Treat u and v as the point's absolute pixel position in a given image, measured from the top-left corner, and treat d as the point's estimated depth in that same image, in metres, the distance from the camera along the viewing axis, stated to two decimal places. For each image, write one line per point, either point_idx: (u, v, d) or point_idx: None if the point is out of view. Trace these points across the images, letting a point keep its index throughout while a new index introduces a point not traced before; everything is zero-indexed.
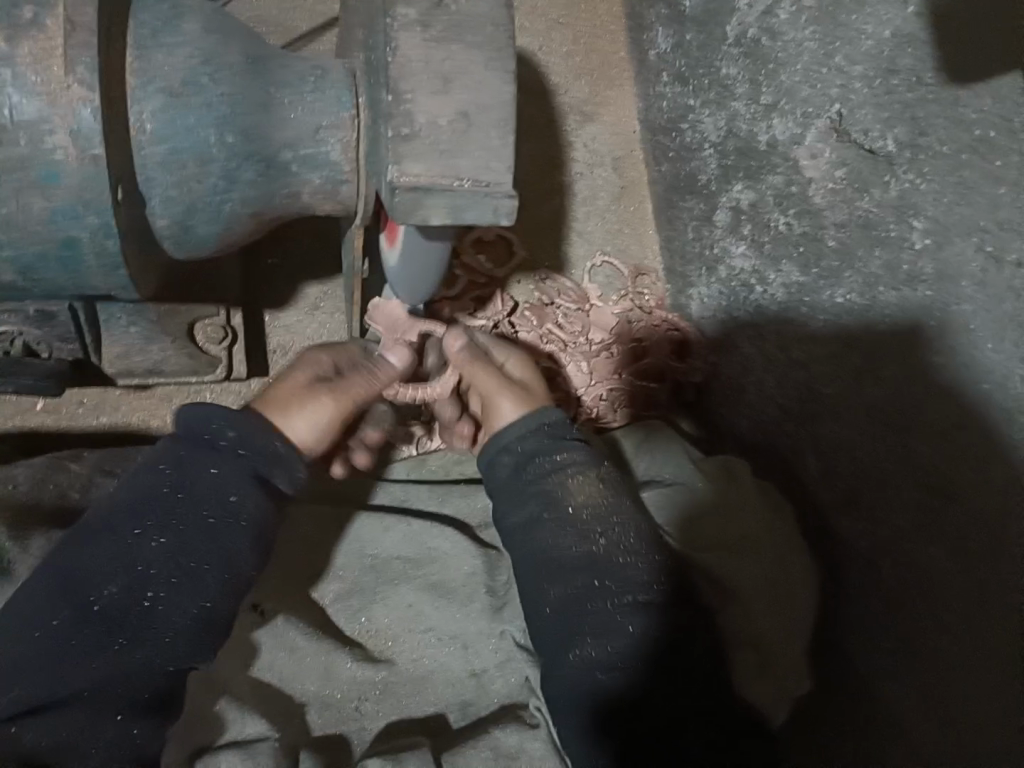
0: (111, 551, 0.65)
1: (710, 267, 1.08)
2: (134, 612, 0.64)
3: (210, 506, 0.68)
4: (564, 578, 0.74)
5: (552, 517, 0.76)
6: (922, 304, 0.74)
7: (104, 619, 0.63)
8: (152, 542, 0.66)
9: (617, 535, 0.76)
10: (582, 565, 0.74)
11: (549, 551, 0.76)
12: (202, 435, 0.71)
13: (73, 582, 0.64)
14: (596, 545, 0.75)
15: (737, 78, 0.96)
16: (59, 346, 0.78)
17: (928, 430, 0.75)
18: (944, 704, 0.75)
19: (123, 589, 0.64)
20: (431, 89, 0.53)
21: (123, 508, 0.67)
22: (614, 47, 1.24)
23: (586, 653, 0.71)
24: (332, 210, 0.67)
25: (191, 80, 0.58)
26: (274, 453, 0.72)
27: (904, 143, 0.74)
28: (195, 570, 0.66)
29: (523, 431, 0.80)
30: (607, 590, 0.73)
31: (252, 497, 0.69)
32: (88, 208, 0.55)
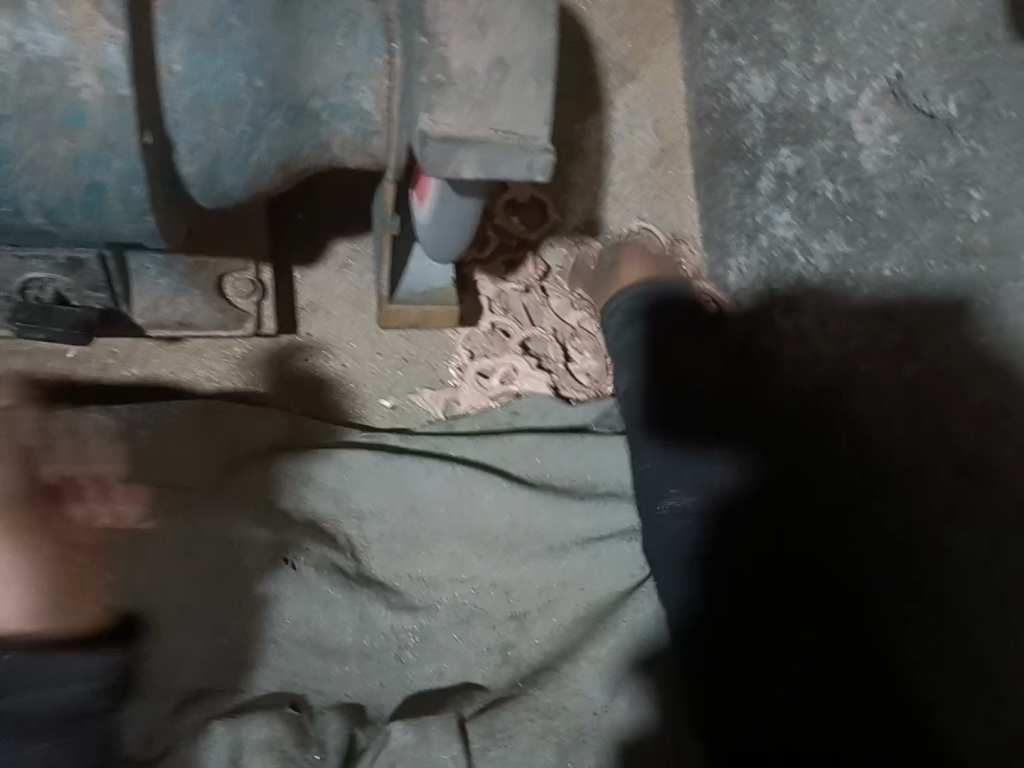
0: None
1: (751, 235, 1.04)
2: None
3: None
4: (655, 465, 0.88)
5: (683, 438, 0.89)
6: (975, 280, 0.70)
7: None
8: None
9: (734, 460, 0.87)
10: (692, 458, 0.87)
11: (685, 431, 0.89)
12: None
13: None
14: (717, 454, 0.87)
15: (789, 36, 0.92)
16: (88, 296, 0.77)
17: (969, 406, 0.71)
18: (957, 694, 0.72)
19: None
20: (467, 33, 0.51)
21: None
22: (661, 2, 1.19)
23: (675, 502, 0.84)
24: (364, 162, 0.65)
25: (220, 20, 0.56)
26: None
27: (967, 107, 0.70)
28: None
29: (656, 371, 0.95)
30: (704, 484, 0.85)
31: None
32: (115, 151, 0.54)
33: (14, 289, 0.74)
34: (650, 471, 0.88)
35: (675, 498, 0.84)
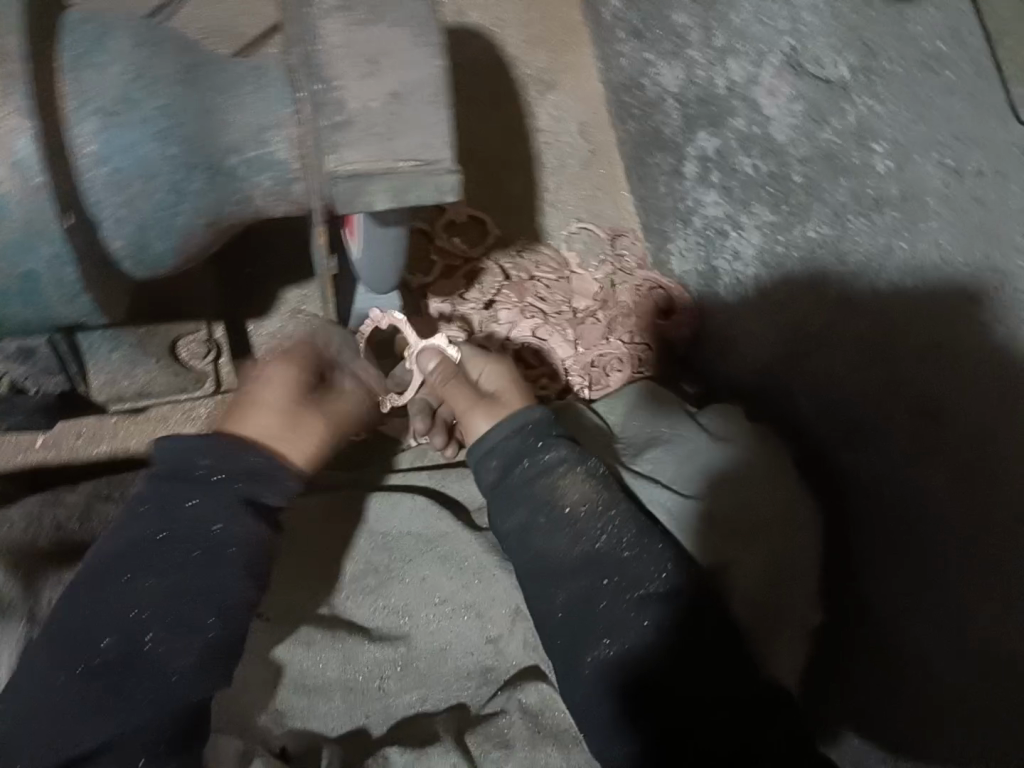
0: (105, 601, 0.65)
1: (685, 220, 1.07)
2: (135, 658, 0.64)
3: (189, 541, 0.68)
4: (568, 582, 0.74)
5: (547, 514, 0.76)
6: (891, 228, 0.73)
7: (107, 670, 0.63)
8: (144, 587, 0.66)
9: (616, 530, 0.76)
10: (582, 564, 0.74)
11: (548, 555, 0.76)
12: (184, 470, 0.71)
13: (72, 633, 0.64)
14: (596, 540, 0.75)
15: (689, 25, 0.95)
16: (45, 382, 0.77)
17: (911, 355, 0.73)
18: (950, 635, 0.72)
19: (122, 635, 0.64)
20: (361, 71, 0.53)
21: (116, 555, 0.68)
22: (568, 12, 1.23)
23: (603, 654, 0.71)
24: (287, 208, 0.66)
25: (126, 96, 0.58)
26: (247, 474, 0.73)
27: (857, 67, 0.73)
28: (191, 603, 0.67)
29: (512, 429, 0.81)
30: (613, 585, 0.73)
31: (235, 521, 0.70)
32: (42, 238, 0.56)
33: None
34: (566, 622, 0.74)
35: (602, 650, 0.71)
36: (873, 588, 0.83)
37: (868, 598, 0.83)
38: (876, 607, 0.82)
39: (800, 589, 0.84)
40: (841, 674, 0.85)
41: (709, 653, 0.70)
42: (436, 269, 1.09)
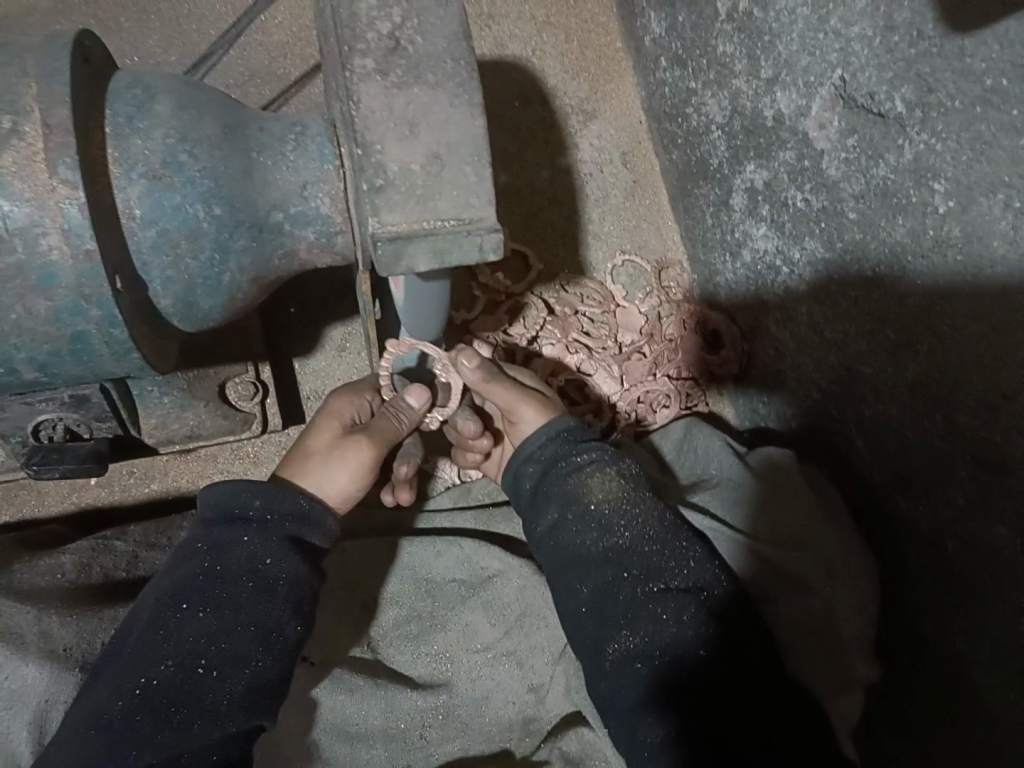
0: (161, 632, 0.66)
1: (734, 252, 1.04)
2: (190, 688, 0.64)
3: (242, 576, 0.69)
4: (595, 573, 0.74)
5: (575, 511, 0.78)
6: (955, 269, 0.69)
7: (162, 700, 0.63)
8: (200, 618, 0.67)
9: (639, 525, 0.76)
10: (605, 559, 0.75)
11: (574, 547, 0.77)
12: (233, 509, 0.71)
13: (129, 663, 0.64)
14: (619, 537, 0.75)
15: (735, 55, 0.93)
16: (98, 426, 0.78)
17: (968, 401, 0.70)
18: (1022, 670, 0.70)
19: (178, 665, 0.65)
20: (399, 135, 0.53)
21: (169, 589, 0.68)
22: (609, 40, 1.22)
23: (624, 645, 0.71)
24: (332, 261, 0.66)
25: (171, 160, 0.59)
26: (295, 514, 0.73)
27: (913, 102, 0.70)
28: (243, 635, 0.67)
29: (546, 435, 0.83)
30: (634, 578, 0.73)
31: (287, 559, 0.71)
32: (91, 302, 0.57)
33: (29, 432, 0.76)
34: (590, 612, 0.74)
35: (623, 641, 0.71)
36: (930, 632, 0.79)
37: (925, 644, 0.80)
38: (934, 653, 0.79)
39: (848, 636, 0.80)
40: (897, 708, 0.84)
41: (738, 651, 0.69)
42: (479, 304, 1.08)
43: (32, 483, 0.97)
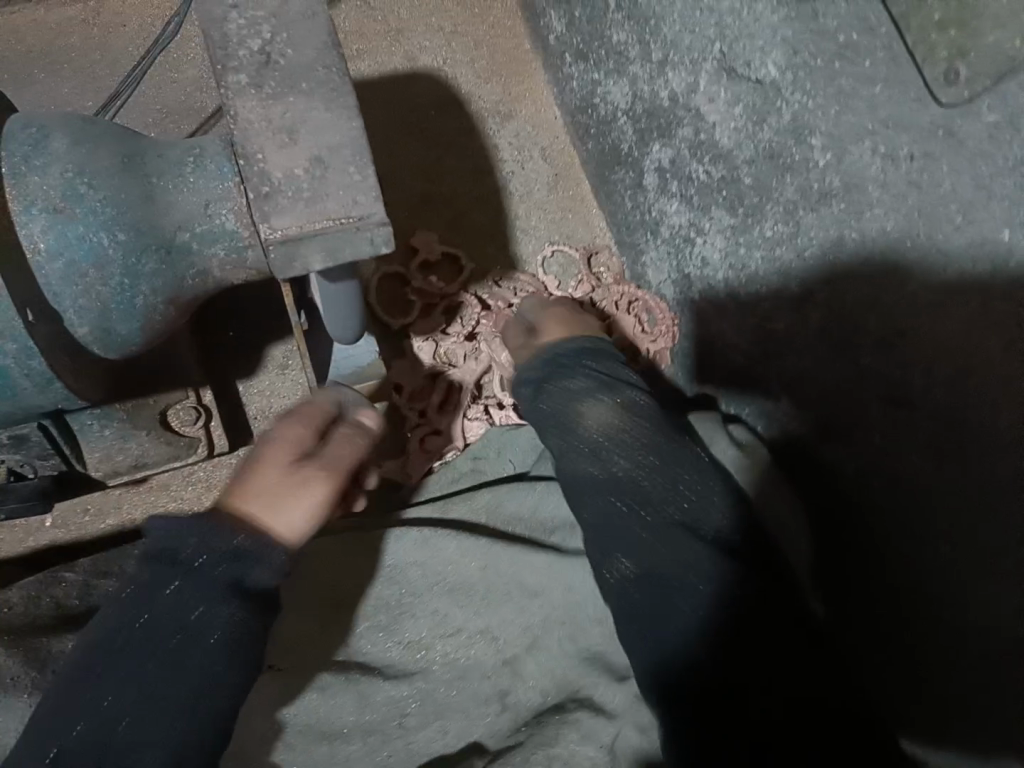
0: (72, 695, 0.61)
1: (653, 230, 1.07)
2: (110, 751, 0.59)
3: (176, 627, 0.64)
4: (594, 502, 0.85)
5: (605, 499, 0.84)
6: (840, 217, 0.73)
7: (77, 762, 0.58)
8: (118, 676, 0.61)
9: (627, 460, 0.85)
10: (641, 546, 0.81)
11: (580, 478, 0.87)
12: (170, 553, 0.67)
13: (46, 724, 0.60)
14: (614, 468, 0.85)
15: (627, 43, 0.97)
16: (40, 464, 0.80)
17: (871, 341, 0.73)
18: (953, 610, 0.71)
19: (93, 726, 0.59)
20: (280, 143, 0.55)
21: (89, 644, 0.63)
22: (517, 43, 1.25)
23: (624, 570, 0.81)
24: (245, 275, 0.68)
25: (70, 193, 0.61)
26: (230, 555, 0.68)
27: (783, 65, 0.73)
28: (165, 693, 0.62)
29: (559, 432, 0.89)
30: (631, 510, 0.83)
31: (221, 603, 0.65)
32: (4, 337, 0.59)
33: None
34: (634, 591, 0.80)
35: (621, 565, 0.82)
36: (864, 571, 0.81)
37: (864, 589, 0.82)
38: (873, 596, 0.81)
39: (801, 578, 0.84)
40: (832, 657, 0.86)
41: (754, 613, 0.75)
42: (414, 309, 1.11)
43: None
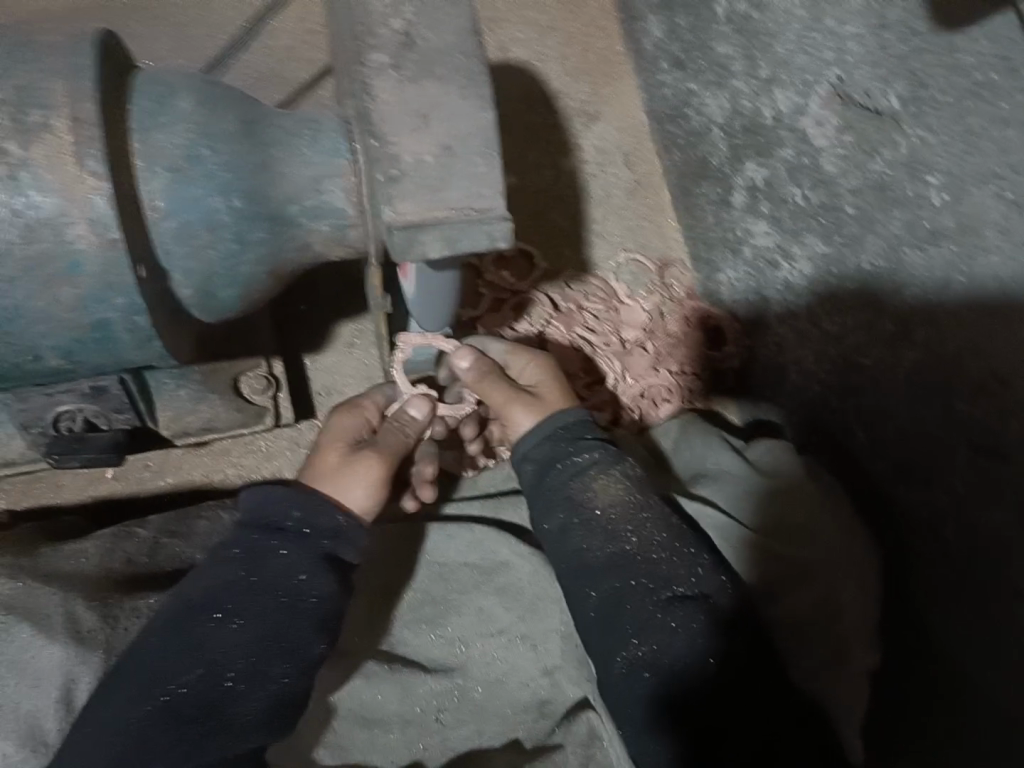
0: (189, 638, 0.67)
1: (734, 249, 1.06)
2: (219, 697, 0.66)
3: (276, 590, 0.70)
4: (601, 580, 0.73)
5: (580, 519, 0.75)
6: (949, 259, 0.72)
7: (189, 705, 0.65)
8: (230, 629, 0.68)
9: (648, 531, 0.74)
10: (610, 565, 0.73)
11: (579, 554, 0.75)
12: (268, 519, 0.73)
13: (160, 665, 0.66)
14: (627, 543, 0.74)
15: (733, 57, 0.95)
16: (115, 418, 0.80)
17: (965, 389, 0.72)
18: (1022, 665, 0.70)
19: (207, 671, 0.66)
20: (412, 128, 0.55)
21: (201, 596, 0.69)
22: (611, 45, 1.24)
23: (633, 655, 0.70)
24: (346, 253, 0.68)
25: (192, 155, 0.61)
26: (333, 533, 0.74)
27: (907, 98, 0.72)
28: (267, 652, 0.68)
29: (543, 434, 0.80)
30: (642, 587, 0.71)
31: (317, 574, 0.71)
32: (116, 290, 0.59)
33: (49, 423, 0.77)
34: (597, 618, 0.73)
35: (631, 651, 0.70)
36: (928, 613, 0.81)
37: (932, 637, 0.81)
38: (942, 646, 0.79)
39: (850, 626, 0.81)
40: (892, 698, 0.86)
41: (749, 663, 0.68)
42: (485, 302, 1.10)
43: (47, 475, 0.98)
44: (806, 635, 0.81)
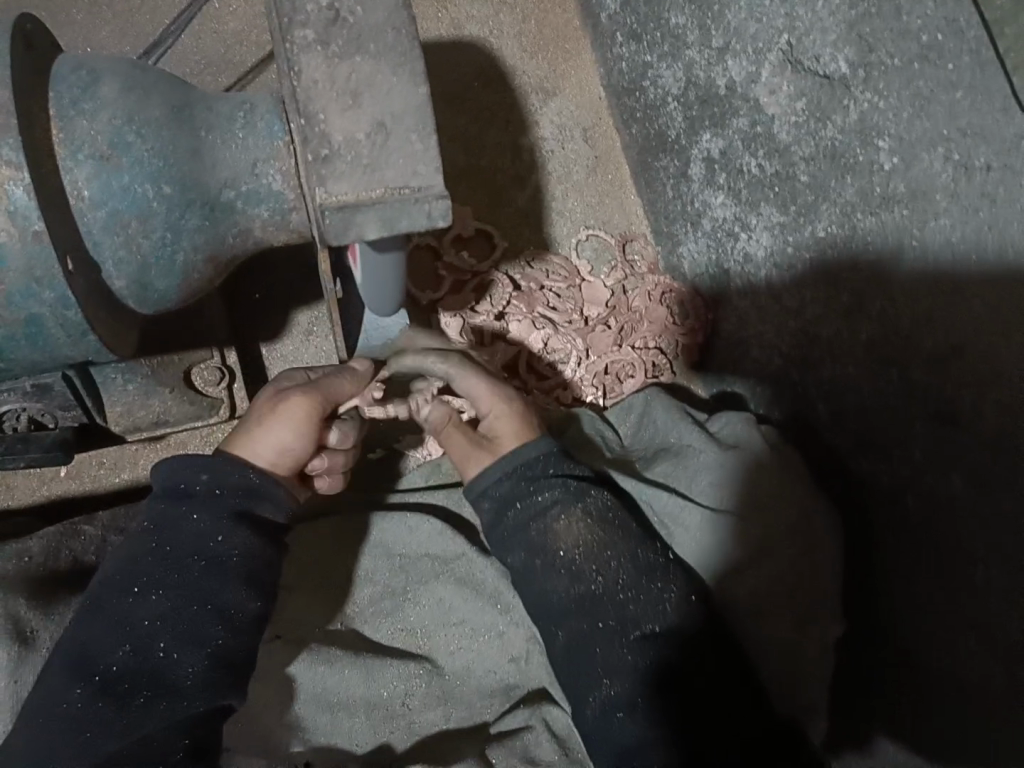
0: (111, 619, 0.65)
1: (694, 222, 1.05)
2: (149, 673, 0.64)
3: (194, 555, 0.68)
4: (570, 622, 0.73)
5: (543, 561, 0.75)
6: (901, 225, 0.71)
7: (117, 688, 0.63)
8: (150, 601, 0.66)
9: (613, 570, 0.74)
10: (574, 606, 0.74)
11: (546, 597, 0.75)
12: (178, 486, 0.71)
13: (84, 652, 0.64)
14: (593, 583, 0.74)
15: (686, 26, 0.94)
16: (61, 415, 0.78)
17: (921, 360, 0.72)
18: (982, 636, 0.71)
19: (134, 649, 0.65)
20: (343, 106, 0.53)
21: (118, 575, 0.67)
22: (567, 17, 1.22)
23: (606, 696, 0.70)
24: (287, 238, 0.67)
25: (118, 141, 0.59)
26: (244, 489, 0.72)
27: (856, 63, 0.71)
28: (194, 616, 0.66)
29: (504, 472, 0.79)
30: (610, 628, 0.72)
31: (235, 534, 0.69)
32: (42, 284, 0.57)
33: None
34: (568, 646, 0.74)
35: (604, 692, 0.70)
36: (889, 585, 0.81)
37: (893, 616, 0.81)
38: (901, 616, 0.80)
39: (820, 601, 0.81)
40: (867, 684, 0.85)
41: (711, 681, 0.71)
42: (444, 284, 1.08)
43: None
44: (773, 611, 0.81)
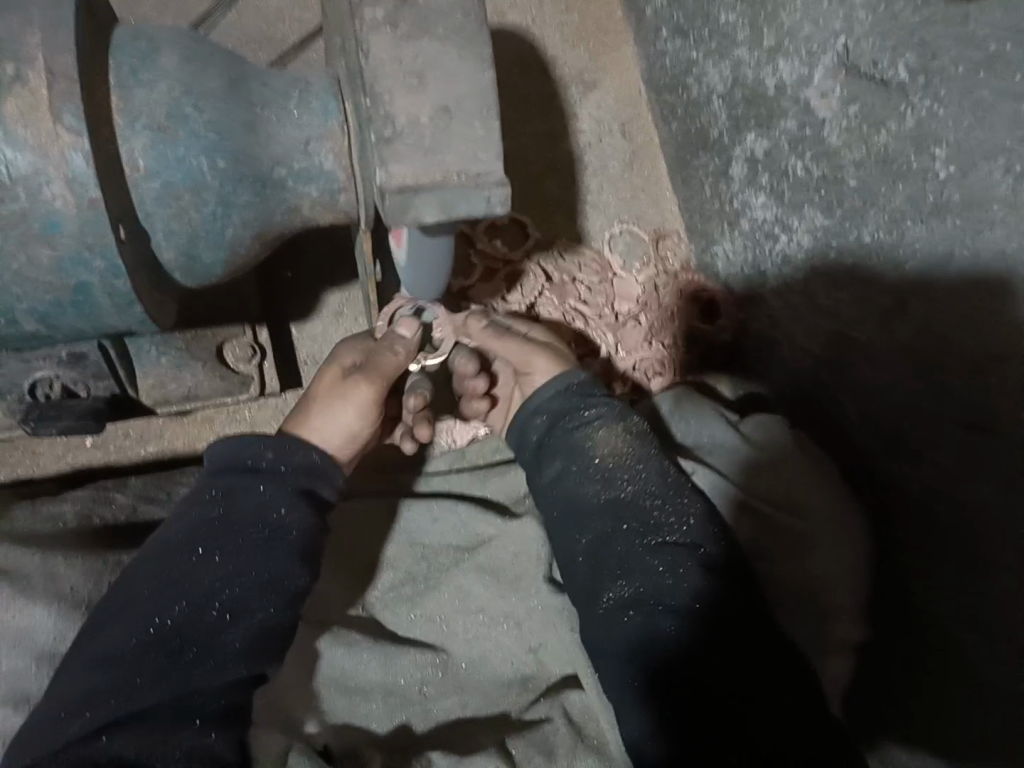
0: (171, 577, 0.65)
1: (732, 222, 1.04)
2: (201, 633, 0.64)
3: (259, 524, 0.69)
4: (593, 523, 0.74)
5: (578, 466, 0.76)
6: (952, 235, 0.70)
7: (171, 643, 0.62)
8: (212, 563, 0.66)
9: (642, 477, 0.75)
10: (604, 506, 0.74)
11: (576, 501, 0.75)
12: (244, 460, 0.72)
13: (135, 605, 0.64)
14: (623, 487, 0.74)
15: (737, 24, 0.92)
16: (95, 386, 0.78)
17: (959, 363, 0.71)
18: (1007, 640, 0.71)
19: (191, 606, 0.64)
20: (408, 86, 0.53)
21: (179, 534, 0.67)
22: (610, 9, 1.20)
23: (619, 594, 0.70)
24: (335, 219, 0.66)
25: (175, 112, 0.59)
26: (307, 467, 0.75)
27: (916, 69, 0.70)
28: (253, 586, 0.67)
29: (550, 393, 0.81)
30: (631, 530, 0.72)
31: (299, 509, 0.71)
32: (95, 252, 0.57)
33: (25, 389, 0.75)
34: (589, 563, 0.73)
35: (618, 590, 0.70)
36: (914, 590, 0.81)
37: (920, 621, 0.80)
38: (925, 620, 0.80)
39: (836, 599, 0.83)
40: (891, 687, 0.84)
41: (728, 610, 0.68)
42: (476, 272, 1.08)
43: (24, 443, 0.96)
44: (800, 599, 0.84)
